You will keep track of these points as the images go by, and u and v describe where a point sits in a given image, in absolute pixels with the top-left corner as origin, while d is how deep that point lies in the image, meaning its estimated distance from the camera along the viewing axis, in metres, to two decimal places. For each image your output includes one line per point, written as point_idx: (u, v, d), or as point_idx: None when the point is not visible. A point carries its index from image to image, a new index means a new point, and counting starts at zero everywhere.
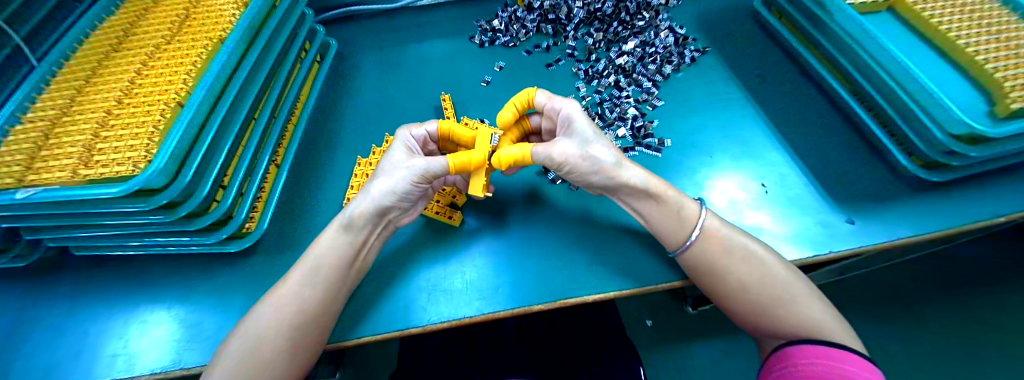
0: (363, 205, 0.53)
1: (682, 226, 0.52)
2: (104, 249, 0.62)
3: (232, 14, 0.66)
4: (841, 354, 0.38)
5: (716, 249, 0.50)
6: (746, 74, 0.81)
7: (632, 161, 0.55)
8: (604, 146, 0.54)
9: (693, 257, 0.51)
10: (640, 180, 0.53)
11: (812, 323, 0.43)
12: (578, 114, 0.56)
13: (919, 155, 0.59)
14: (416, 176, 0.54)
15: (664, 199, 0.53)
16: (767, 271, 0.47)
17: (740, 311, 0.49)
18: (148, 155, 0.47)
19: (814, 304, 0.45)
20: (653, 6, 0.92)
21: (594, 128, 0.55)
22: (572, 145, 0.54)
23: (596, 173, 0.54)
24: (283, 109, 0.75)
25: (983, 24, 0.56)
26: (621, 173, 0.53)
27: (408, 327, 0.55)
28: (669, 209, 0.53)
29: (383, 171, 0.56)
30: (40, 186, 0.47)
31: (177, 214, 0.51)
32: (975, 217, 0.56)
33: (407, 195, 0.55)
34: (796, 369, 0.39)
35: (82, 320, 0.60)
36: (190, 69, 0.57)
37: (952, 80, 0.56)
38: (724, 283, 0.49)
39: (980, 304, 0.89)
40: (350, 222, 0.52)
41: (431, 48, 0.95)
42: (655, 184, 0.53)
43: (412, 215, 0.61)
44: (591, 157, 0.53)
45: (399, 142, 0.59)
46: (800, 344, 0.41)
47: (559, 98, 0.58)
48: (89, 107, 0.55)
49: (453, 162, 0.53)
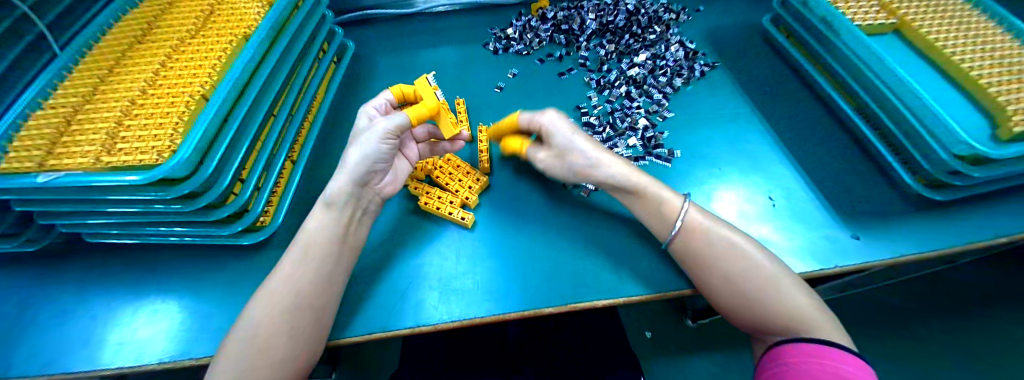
0: (341, 174, 0.55)
1: (664, 219, 0.54)
2: (116, 238, 0.63)
3: (256, 13, 0.67)
4: (837, 354, 0.38)
5: (700, 237, 0.52)
6: (754, 90, 0.83)
7: (610, 157, 0.58)
8: (577, 152, 0.59)
9: (680, 246, 0.53)
10: (616, 176, 0.57)
11: (798, 316, 0.43)
12: (551, 127, 0.62)
13: (923, 174, 0.60)
14: (381, 131, 0.55)
15: (642, 193, 0.56)
16: (751, 265, 0.48)
17: (727, 305, 0.49)
18: (172, 145, 0.48)
19: (802, 300, 0.45)
20: (663, 21, 0.95)
21: (566, 136, 0.60)
22: (552, 160, 0.63)
23: (579, 176, 0.61)
24: (302, 106, 0.75)
25: (986, 49, 0.58)
26: (598, 172, 0.59)
27: (418, 326, 0.55)
28: (649, 203, 0.56)
29: (356, 140, 0.57)
30: (62, 172, 0.48)
31: (196, 205, 0.51)
32: (975, 236, 0.57)
33: (380, 155, 0.56)
34: (788, 366, 0.39)
35: (89, 307, 0.60)
36: (215, 63, 0.58)
37: (956, 102, 0.57)
38: (709, 274, 0.50)
39: (979, 328, 0.90)
40: (331, 200, 0.54)
41: (446, 54, 0.96)
42: (630, 179, 0.57)
43: (394, 185, 0.63)
44: (568, 164, 0.61)
45: (361, 115, 0.62)
46: (795, 343, 0.41)
47: (534, 114, 0.66)
48: (113, 96, 0.57)
49: (413, 114, 0.58)
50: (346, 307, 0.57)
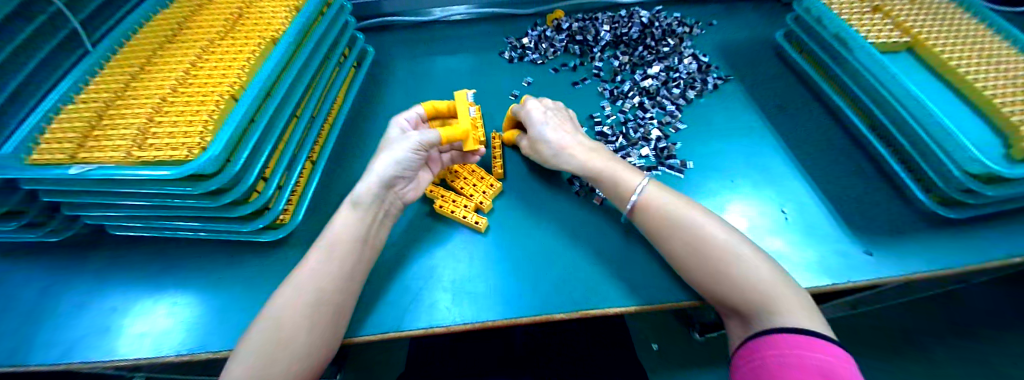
0: (369, 179, 0.57)
1: (621, 200, 0.58)
2: (138, 231, 0.64)
3: (283, 17, 0.69)
4: (811, 344, 0.37)
5: (664, 218, 0.53)
6: (766, 104, 0.84)
7: (568, 147, 0.64)
8: (541, 141, 0.66)
9: (651, 228, 0.54)
10: (574, 165, 0.63)
11: (760, 295, 0.44)
12: (526, 116, 0.69)
13: (936, 192, 0.60)
14: (416, 144, 0.59)
15: (599, 179, 0.61)
16: (714, 246, 0.48)
17: (698, 286, 0.50)
18: (202, 142, 0.50)
19: (766, 279, 0.45)
20: (677, 34, 0.97)
21: (534, 125, 0.67)
22: (527, 145, 0.70)
23: (547, 162, 0.67)
24: (322, 108, 0.77)
25: (1000, 70, 0.59)
26: (558, 160, 0.65)
27: (431, 327, 0.55)
28: (606, 187, 0.60)
29: (387, 146, 0.60)
30: (94, 164, 0.50)
31: (221, 201, 0.53)
32: (990, 255, 0.57)
33: (410, 164, 0.60)
34: (766, 359, 0.38)
35: (110, 298, 0.61)
36: (244, 65, 0.60)
37: (969, 120, 0.58)
38: (677, 255, 0.51)
39: (992, 349, 0.88)
40: (358, 200, 0.55)
41: (462, 61, 0.98)
42: (586, 168, 0.62)
43: (415, 192, 0.65)
44: (537, 151, 0.68)
45: (394, 125, 0.65)
46: (768, 334, 0.40)
47: (518, 103, 0.72)
48: (144, 93, 0.59)
49: (445, 134, 0.62)
50: (361, 307, 0.58)
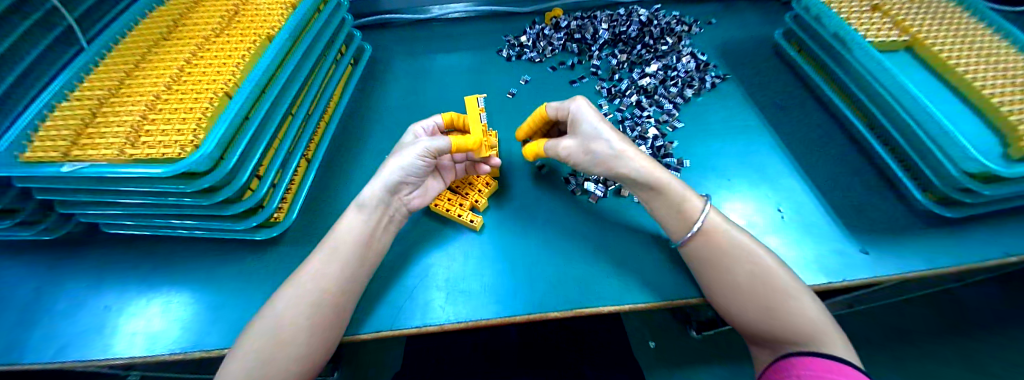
0: (375, 183, 0.56)
1: (684, 219, 0.54)
2: (133, 229, 0.64)
3: (279, 14, 0.69)
4: (843, 370, 0.39)
5: (718, 242, 0.52)
6: (764, 103, 0.83)
7: (634, 152, 0.57)
8: (604, 140, 0.57)
9: (698, 249, 0.53)
10: (640, 171, 0.55)
11: (810, 333, 0.44)
12: (584, 112, 0.61)
13: (933, 190, 0.60)
14: (422, 151, 0.58)
15: (664, 190, 0.55)
16: (767, 277, 0.48)
17: (739, 314, 0.49)
18: (194, 140, 0.49)
19: (815, 316, 0.45)
20: (675, 33, 0.97)
21: (595, 123, 0.59)
22: (575, 142, 0.61)
23: (598, 165, 0.59)
24: (318, 106, 0.77)
25: (998, 69, 0.58)
26: (619, 163, 0.57)
27: (425, 325, 0.55)
28: (669, 202, 0.55)
29: (397, 152, 0.60)
30: (87, 162, 0.49)
31: (214, 200, 0.52)
32: (986, 255, 0.57)
33: (414, 170, 0.59)
34: (801, 379, 0.39)
35: (103, 296, 0.60)
36: (239, 62, 0.59)
37: (966, 119, 0.58)
38: (724, 280, 0.50)
39: (988, 347, 0.88)
40: (364, 202, 0.55)
41: (460, 59, 0.98)
42: (655, 176, 0.55)
43: (422, 200, 0.64)
44: (591, 151, 0.59)
45: (410, 133, 0.66)
46: (800, 356, 0.42)
47: (568, 100, 0.64)
48: (138, 90, 0.58)
49: (455, 143, 0.60)
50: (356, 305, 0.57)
